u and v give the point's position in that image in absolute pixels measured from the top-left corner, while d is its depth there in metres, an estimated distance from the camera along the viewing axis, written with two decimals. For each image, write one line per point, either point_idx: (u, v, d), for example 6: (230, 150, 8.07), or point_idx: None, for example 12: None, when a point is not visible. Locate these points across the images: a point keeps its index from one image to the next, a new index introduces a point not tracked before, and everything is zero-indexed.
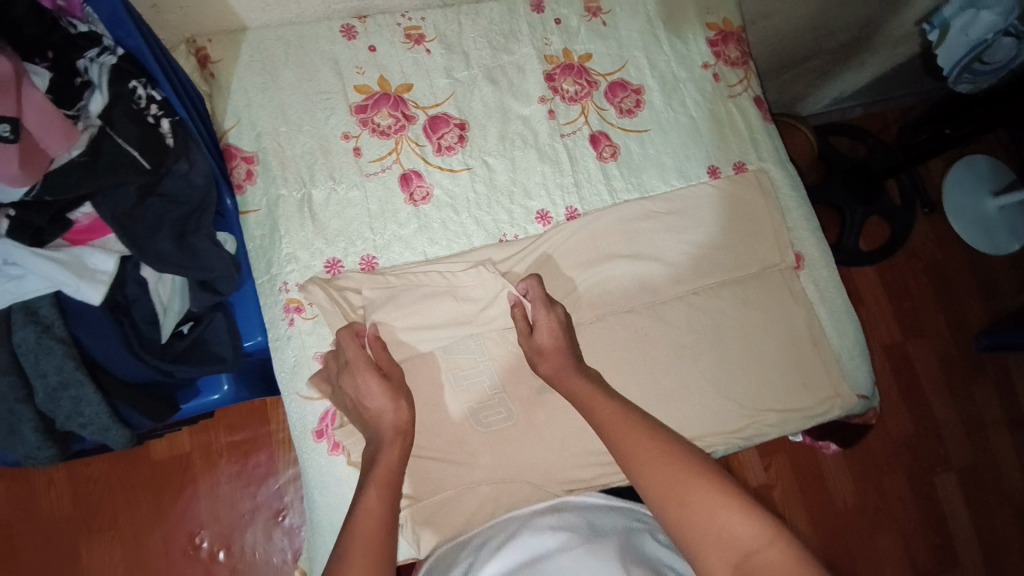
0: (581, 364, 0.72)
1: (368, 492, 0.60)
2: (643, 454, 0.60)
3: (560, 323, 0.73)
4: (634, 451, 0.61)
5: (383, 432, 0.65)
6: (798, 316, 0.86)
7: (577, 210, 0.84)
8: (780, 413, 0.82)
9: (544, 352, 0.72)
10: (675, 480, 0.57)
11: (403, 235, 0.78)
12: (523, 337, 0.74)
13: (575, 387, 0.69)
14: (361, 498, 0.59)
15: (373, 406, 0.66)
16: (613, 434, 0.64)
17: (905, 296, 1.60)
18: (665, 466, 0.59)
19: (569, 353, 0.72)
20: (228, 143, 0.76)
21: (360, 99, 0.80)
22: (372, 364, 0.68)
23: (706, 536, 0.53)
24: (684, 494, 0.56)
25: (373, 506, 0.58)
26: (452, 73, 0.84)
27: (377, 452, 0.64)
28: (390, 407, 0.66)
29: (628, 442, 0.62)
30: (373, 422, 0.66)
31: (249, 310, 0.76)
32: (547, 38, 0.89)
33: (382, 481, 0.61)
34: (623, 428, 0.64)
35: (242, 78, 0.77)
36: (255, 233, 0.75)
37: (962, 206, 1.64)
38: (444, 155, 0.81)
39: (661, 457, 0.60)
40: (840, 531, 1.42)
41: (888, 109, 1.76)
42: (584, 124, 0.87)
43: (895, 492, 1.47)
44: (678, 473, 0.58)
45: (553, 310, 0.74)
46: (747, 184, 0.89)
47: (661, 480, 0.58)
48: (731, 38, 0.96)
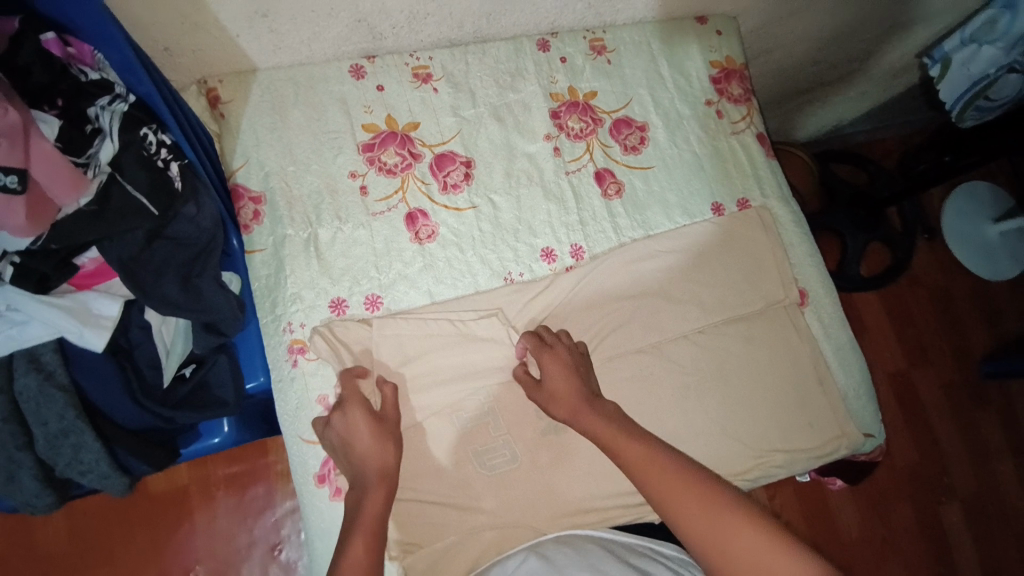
0: (595, 399, 0.70)
1: (353, 544, 0.58)
2: (676, 498, 0.58)
3: (568, 365, 0.72)
4: (664, 492, 0.59)
5: (369, 475, 0.63)
6: (803, 355, 0.85)
7: (583, 248, 0.84)
8: (787, 455, 0.81)
9: (562, 394, 0.70)
10: (715, 527, 0.55)
11: (407, 274, 0.77)
12: (534, 388, 0.73)
13: (596, 427, 0.67)
14: (347, 550, 0.57)
15: (360, 449, 0.64)
16: (639, 473, 0.62)
17: (906, 322, 1.60)
18: (704, 514, 0.56)
19: (583, 388, 0.70)
20: (236, 182, 0.76)
21: (367, 138, 0.81)
22: (364, 404, 0.67)
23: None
24: (729, 543, 0.54)
25: (359, 559, 0.56)
26: (458, 112, 0.85)
27: (361, 498, 0.62)
28: (375, 450, 0.64)
29: (657, 483, 0.60)
30: (357, 464, 0.64)
31: (253, 350, 0.76)
32: (553, 77, 0.90)
33: (368, 529, 0.59)
34: (651, 470, 0.61)
35: (252, 119, 0.78)
36: (260, 272, 0.75)
37: (963, 232, 1.65)
38: (450, 194, 0.81)
39: (696, 500, 0.58)
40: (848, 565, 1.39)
41: (889, 137, 1.77)
42: (589, 161, 0.87)
43: (900, 523, 1.45)
44: (717, 518, 0.56)
45: (558, 352, 0.73)
46: (750, 222, 0.89)
47: (701, 529, 0.55)
48: (734, 76, 0.97)
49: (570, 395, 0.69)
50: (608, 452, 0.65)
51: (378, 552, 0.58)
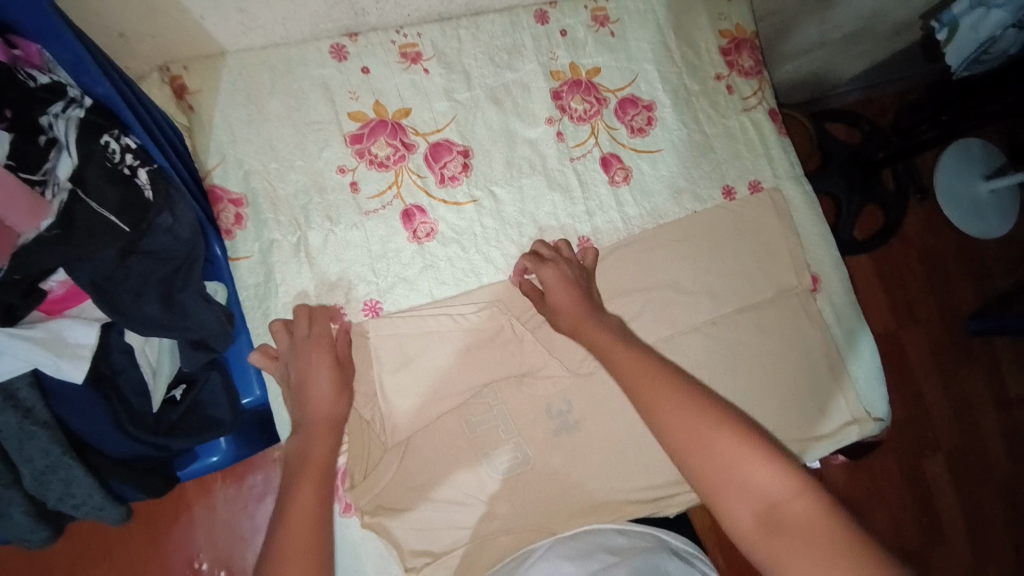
0: (595, 308, 0.70)
1: (299, 490, 0.57)
2: (660, 403, 0.59)
3: (566, 277, 0.71)
4: (647, 395, 0.60)
5: (320, 421, 0.62)
6: (814, 343, 0.84)
7: (590, 240, 0.80)
8: (800, 443, 0.80)
9: (562, 307, 0.70)
10: (696, 428, 0.56)
11: (407, 276, 0.73)
12: (539, 303, 0.72)
13: (597, 339, 0.67)
14: (292, 497, 0.56)
15: (316, 394, 0.62)
16: (626, 380, 0.62)
17: (901, 289, 1.60)
18: (688, 414, 0.57)
19: (583, 298, 0.70)
20: (213, 184, 0.70)
21: (354, 128, 0.74)
22: (329, 349, 0.65)
23: (730, 487, 0.52)
24: (707, 444, 0.55)
25: (308, 501, 0.56)
26: (452, 96, 0.78)
27: (309, 442, 0.61)
28: (333, 397, 0.63)
29: (642, 389, 0.60)
30: (309, 408, 0.62)
31: (247, 363, 0.72)
32: (553, 52, 0.83)
33: (316, 473, 0.59)
34: (639, 374, 0.62)
35: (225, 111, 0.71)
36: (247, 281, 0.69)
37: (958, 195, 1.62)
38: (448, 187, 0.76)
39: (679, 401, 0.58)
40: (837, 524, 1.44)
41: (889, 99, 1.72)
42: (595, 146, 0.82)
43: (887, 482, 1.49)
44: (697, 417, 0.57)
45: (557, 267, 0.72)
46: (761, 205, 0.85)
47: (682, 427, 0.56)
48: (745, 46, 0.90)
49: (570, 305, 0.69)
50: (605, 365, 0.65)
51: (327, 495, 0.58)
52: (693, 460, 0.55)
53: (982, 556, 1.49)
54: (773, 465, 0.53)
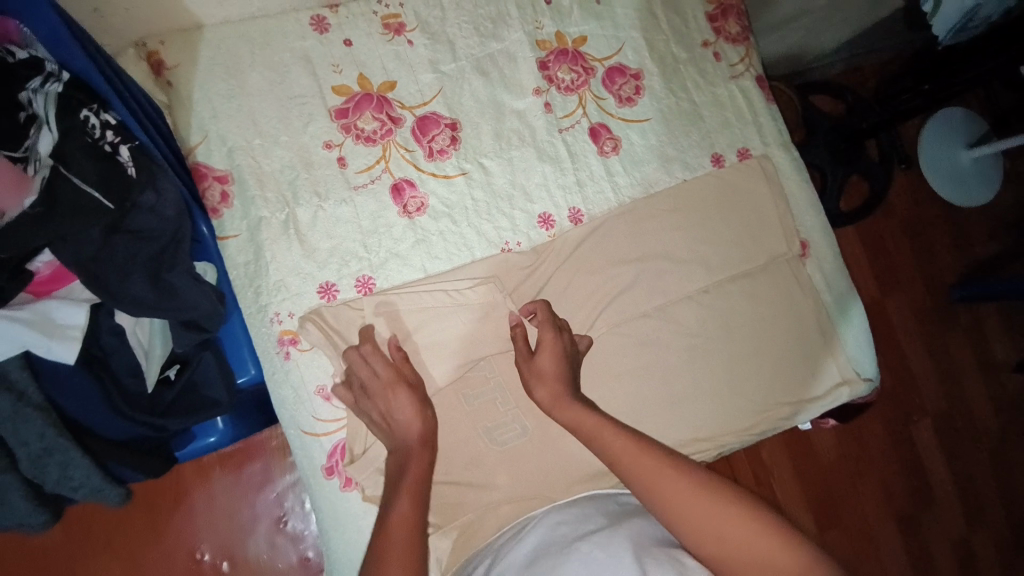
0: (581, 395, 0.69)
1: (392, 520, 0.56)
2: (668, 489, 0.60)
3: (563, 352, 0.70)
4: (656, 483, 0.61)
5: (411, 442, 0.62)
6: (804, 307, 0.84)
7: (581, 212, 0.79)
8: (792, 407, 0.82)
9: (545, 376, 0.69)
10: (709, 515, 0.58)
11: (399, 251, 0.72)
12: (523, 359, 0.71)
13: (581, 419, 0.66)
14: (391, 512, 0.57)
15: (399, 417, 0.63)
16: (632, 471, 0.62)
17: (886, 258, 1.63)
18: (699, 500, 0.59)
19: (569, 380, 0.69)
20: (196, 161, 0.68)
21: (340, 102, 0.73)
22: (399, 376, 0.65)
23: (751, 571, 0.55)
24: (722, 528, 0.57)
25: (405, 513, 0.57)
26: (438, 67, 0.77)
27: (405, 461, 0.61)
28: (418, 419, 0.63)
29: (650, 476, 0.61)
30: (398, 433, 0.63)
31: (239, 342, 0.71)
32: (538, 21, 0.81)
33: (413, 485, 0.59)
34: (643, 461, 0.62)
35: (205, 85, 0.69)
36: (237, 261, 0.68)
37: (939, 162, 1.65)
38: (437, 160, 0.75)
39: (686, 488, 0.60)
40: (828, 489, 1.48)
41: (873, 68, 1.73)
42: (583, 116, 0.81)
43: (875, 446, 1.53)
44: (710, 503, 0.58)
45: (559, 335, 0.71)
46: (750, 172, 0.86)
47: (698, 516, 0.58)
48: (731, 11, 0.90)
49: (552, 379, 0.68)
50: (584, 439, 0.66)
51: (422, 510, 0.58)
52: (710, 543, 0.57)
53: (971, 515, 1.55)
54: (782, 540, 0.56)
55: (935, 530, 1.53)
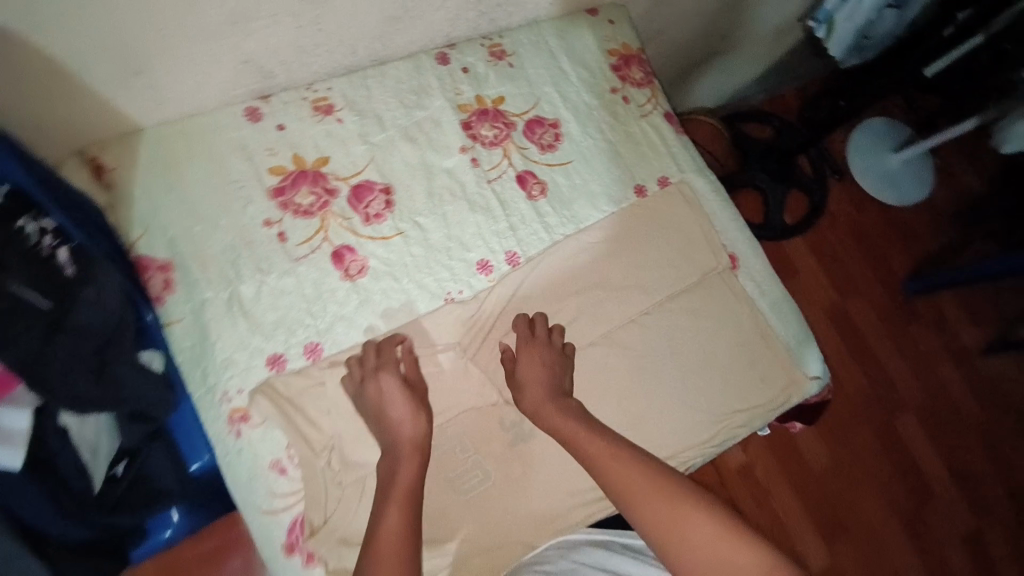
0: (562, 399, 0.72)
1: (387, 513, 0.61)
2: (637, 490, 0.60)
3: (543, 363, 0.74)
4: (628, 487, 0.61)
5: (402, 445, 0.66)
6: (742, 314, 0.88)
7: (518, 254, 0.83)
8: (746, 415, 0.84)
9: (528, 384, 0.73)
10: (676, 517, 0.58)
11: (344, 313, 0.75)
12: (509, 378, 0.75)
13: (562, 425, 0.69)
14: (379, 526, 0.60)
15: (393, 413, 0.67)
16: (614, 483, 0.62)
17: (835, 260, 1.70)
18: (666, 502, 0.59)
19: (553, 384, 0.73)
20: (139, 254, 0.71)
21: (276, 181, 0.77)
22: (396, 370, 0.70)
23: None
24: (687, 531, 0.57)
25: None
26: (368, 139, 0.83)
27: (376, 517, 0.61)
28: (411, 415, 0.68)
29: (625, 479, 0.61)
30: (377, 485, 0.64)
31: (191, 428, 0.73)
32: (458, 88, 0.89)
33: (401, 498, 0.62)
34: (619, 464, 0.63)
35: (144, 183, 0.73)
36: (183, 344, 0.70)
37: (869, 169, 1.76)
38: (374, 224, 0.79)
39: (655, 490, 0.60)
40: (828, 498, 1.44)
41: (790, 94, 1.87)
42: (509, 166, 0.87)
43: (865, 448, 1.51)
44: (677, 506, 0.59)
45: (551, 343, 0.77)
46: (671, 198, 0.91)
47: (666, 519, 0.58)
48: (633, 61, 1.00)
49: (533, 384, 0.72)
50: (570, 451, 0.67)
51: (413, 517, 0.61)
52: (676, 549, 0.56)
53: (983, 510, 1.50)
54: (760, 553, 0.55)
55: (946, 530, 1.47)
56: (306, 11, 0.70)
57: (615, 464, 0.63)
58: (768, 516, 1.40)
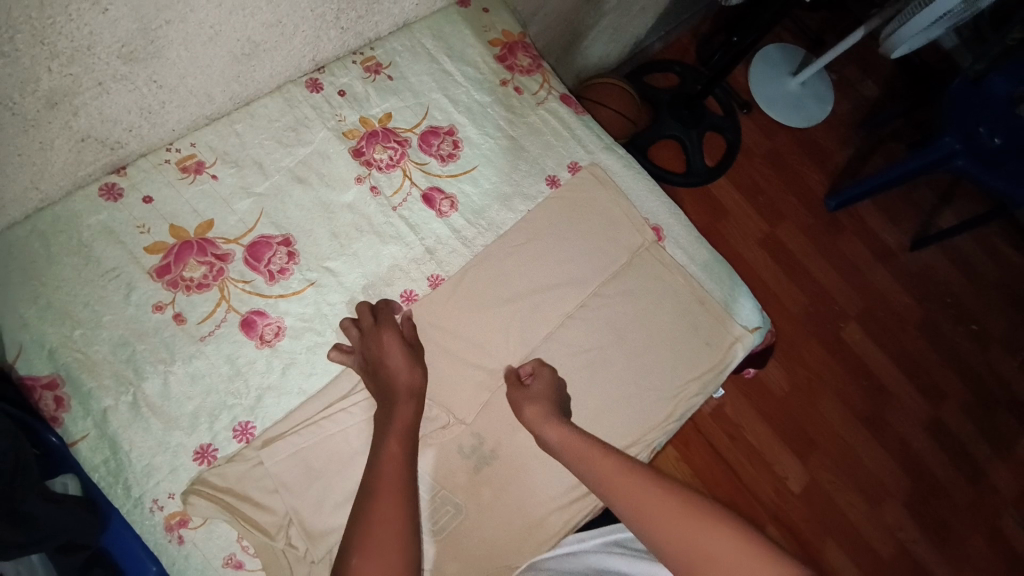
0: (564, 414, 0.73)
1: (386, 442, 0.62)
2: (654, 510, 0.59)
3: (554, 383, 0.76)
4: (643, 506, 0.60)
5: (398, 390, 0.66)
6: (676, 284, 0.89)
7: (440, 275, 0.80)
8: (699, 381, 0.86)
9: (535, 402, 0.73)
10: (696, 533, 0.56)
11: (270, 383, 0.70)
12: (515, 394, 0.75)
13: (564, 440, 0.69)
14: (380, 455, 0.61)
15: (392, 364, 0.68)
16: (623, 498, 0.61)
17: (760, 195, 1.75)
18: (684, 519, 0.57)
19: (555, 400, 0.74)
20: (20, 375, 0.64)
21: (158, 260, 0.70)
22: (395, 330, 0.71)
23: None
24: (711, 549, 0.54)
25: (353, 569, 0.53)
26: (252, 190, 0.76)
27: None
28: (405, 367, 0.68)
29: (642, 500, 0.60)
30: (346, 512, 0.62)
31: (131, 543, 0.65)
32: (339, 114, 0.83)
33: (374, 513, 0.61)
34: (635, 486, 0.61)
35: (5, 295, 0.65)
36: (94, 461, 0.63)
37: (773, 100, 1.81)
38: (281, 281, 0.74)
39: (673, 507, 0.58)
40: (797, 422, 1.51)
41: (686, 39, 1.88)
42: (412, 186, 0.83)
43: (820, 366, 1.59)
44: (696, 521, 0.57)
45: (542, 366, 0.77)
46: (585, 183, 0.90)
47: (686, 537, 0.56)
48: (517, 47, 0.96)
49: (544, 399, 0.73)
50: (575, 467, 0.67)
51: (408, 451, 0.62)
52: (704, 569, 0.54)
53: (935, 399, 1.62)
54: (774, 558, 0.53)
55: (906, 425, 1.57)
56: (136, 72, 0.62)
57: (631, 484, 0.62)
58: (747, 453, 1.45)
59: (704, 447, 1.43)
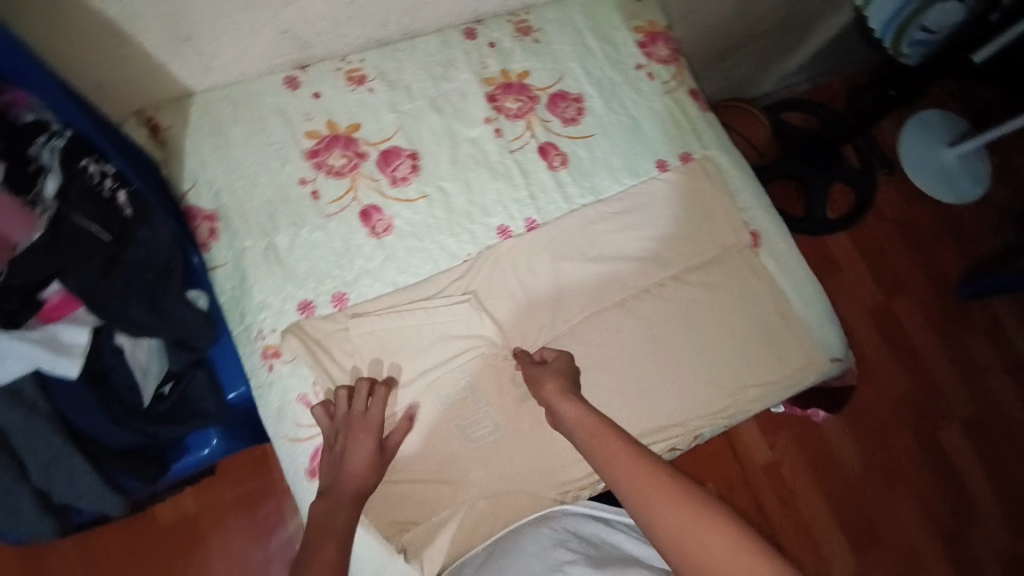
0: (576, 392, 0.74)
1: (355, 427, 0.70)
2: (655, 496, 0.61)
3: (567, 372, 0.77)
4: (645, 492, 0.61)
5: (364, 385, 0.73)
6: (761, 292, 0.89)
7: (536, 221, 0.86)
8: (761, 389, 0.84)
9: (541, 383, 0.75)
10: (700, 531, 0.58)
11: (370, 268, 0.80)
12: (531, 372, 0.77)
13: (580, 415, 0.70)
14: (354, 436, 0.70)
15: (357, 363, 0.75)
16: (624, 479, 0.63)
17: (882, 261, 1.62)
18: (684, 510, 0.59)
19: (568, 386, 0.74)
20: (189, 204, 0.78)
21: (312, 144, 0.83)
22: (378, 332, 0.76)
23: None
24: (708, 541, 0.57)
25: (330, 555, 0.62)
26: (397, 108, 0.87)
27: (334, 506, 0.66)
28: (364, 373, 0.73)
29: (645, 485, 0.62)
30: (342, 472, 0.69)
31: (231, 361, 0.78)
32: (484, 62, 0.93)
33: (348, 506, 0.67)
34: (639, 471, 0.63)
35: (195, 142, 0.80)
36: (225, 286, 0.76)
37: (920, 163, 1.67)
38: (400, 187, 0.84)
39: (674, 499, 0.60)
40: (857, 503, 1.40)
41: (835, 82, 1.81)
42: (531, 137, 0.90)
43: (899, 452, 1.45)
44: (702, 519, 0.58)
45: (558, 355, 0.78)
46: (693, 175, 0.93)
47: (683, 528, 0.58)
48: (659, 38, 1.00)
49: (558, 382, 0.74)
50: (587, 445, 0.68)
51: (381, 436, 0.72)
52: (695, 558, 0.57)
53: None
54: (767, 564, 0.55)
55: (984, 547, 1.41)
56: None
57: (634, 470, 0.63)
58: (793, 519, 1.37)
59: (748, 497, 1.37)
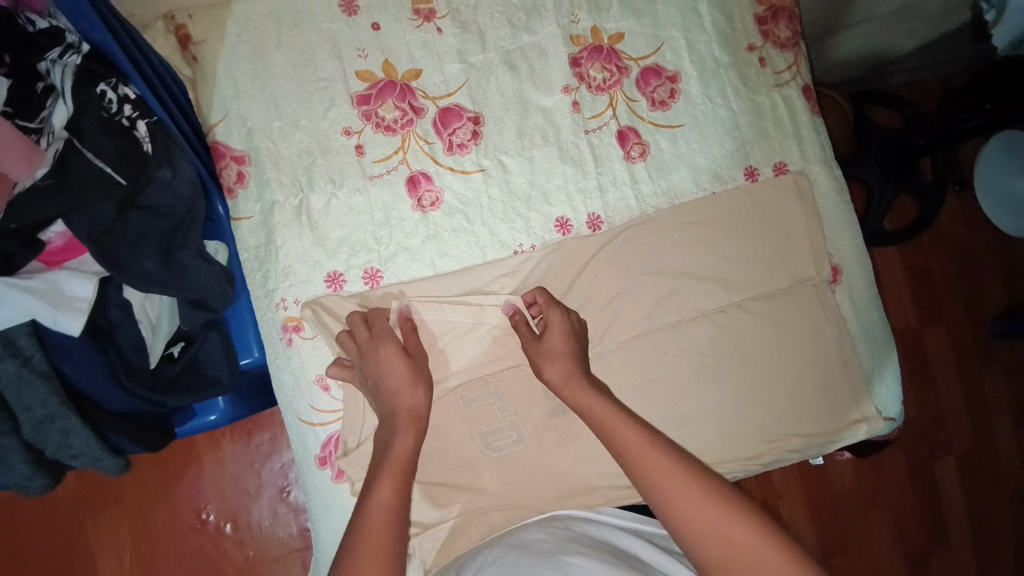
0: (589, 373, 0.64)
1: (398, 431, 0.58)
2: (673, 479, 0.53)
3: (571, 332, 0.67)
4: (665, 486, 0.52)
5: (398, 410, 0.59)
6: (828, 335, 0.80)
7: (600, 218, 0.77)
8: (802, 441, 0.78)
9: (556, 355, 0.65)
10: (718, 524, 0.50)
11: (409, 245, 0.71)
12: (530, 342, 0.67)
13: (580, 399, 0.62)
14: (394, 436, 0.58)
15: (391, 376, 0.61)
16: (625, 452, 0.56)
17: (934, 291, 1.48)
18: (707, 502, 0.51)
19: (574, 358, 0.65)
20: (215, 139, 0.68)
21: (362, 88, 0.71)
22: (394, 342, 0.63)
23: None
24: (743, 557, 0.48)
25: (385, 496, 0.53)
26: (465, 57, 0.74)
27: (391, 438, 0.58)
28: (407, 390, 0.60)
29: (664, 470, 0.53)
30: (387, 401, 0.60)
31: (245, 326, 0.72)
32: (574, 14, 0.78)
33: (395, 473, 0.55)
34: (637, 442, 0.56)
35: (228, 64, 0.68)
36: (249, 242, 0.68)
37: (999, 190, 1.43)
38: (456, 155, 0.73)
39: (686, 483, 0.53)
40: (902, 535, 1.23)
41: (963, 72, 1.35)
42: (612, 118, 0.78)
43: (958, 495, 1.26)
44: (719, 509, 0.50)
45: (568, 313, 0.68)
46: (784, 189, 0.81)
47: (705, 520, 0.50)
48: (783, 14, 0.84)
49: (565, 356, 0.64)
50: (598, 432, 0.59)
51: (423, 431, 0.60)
52: (718, 558, 0.49)
53: None
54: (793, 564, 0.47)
55: None
56: None
57: (652, 458, 0.54)
58: None
59: None
